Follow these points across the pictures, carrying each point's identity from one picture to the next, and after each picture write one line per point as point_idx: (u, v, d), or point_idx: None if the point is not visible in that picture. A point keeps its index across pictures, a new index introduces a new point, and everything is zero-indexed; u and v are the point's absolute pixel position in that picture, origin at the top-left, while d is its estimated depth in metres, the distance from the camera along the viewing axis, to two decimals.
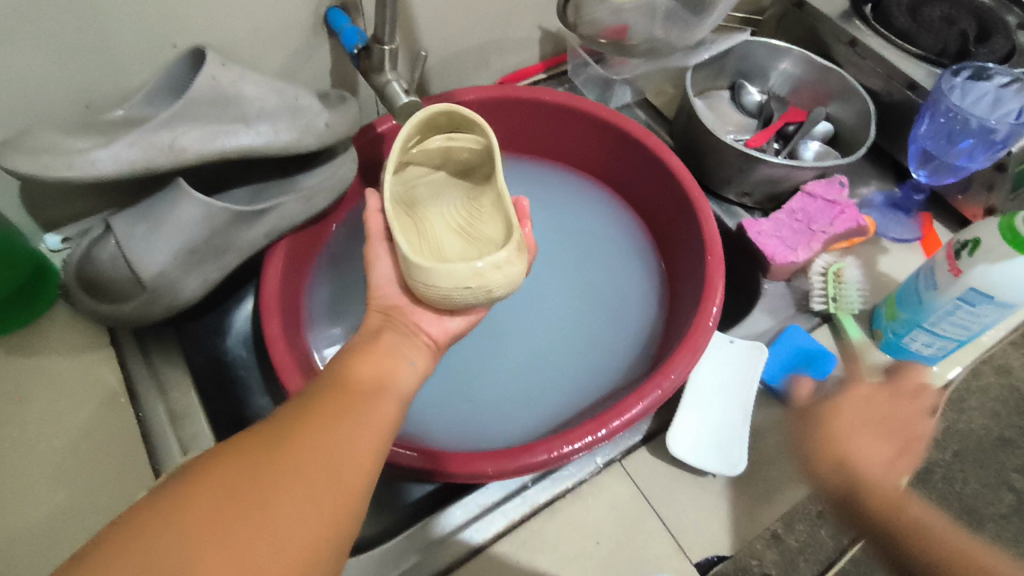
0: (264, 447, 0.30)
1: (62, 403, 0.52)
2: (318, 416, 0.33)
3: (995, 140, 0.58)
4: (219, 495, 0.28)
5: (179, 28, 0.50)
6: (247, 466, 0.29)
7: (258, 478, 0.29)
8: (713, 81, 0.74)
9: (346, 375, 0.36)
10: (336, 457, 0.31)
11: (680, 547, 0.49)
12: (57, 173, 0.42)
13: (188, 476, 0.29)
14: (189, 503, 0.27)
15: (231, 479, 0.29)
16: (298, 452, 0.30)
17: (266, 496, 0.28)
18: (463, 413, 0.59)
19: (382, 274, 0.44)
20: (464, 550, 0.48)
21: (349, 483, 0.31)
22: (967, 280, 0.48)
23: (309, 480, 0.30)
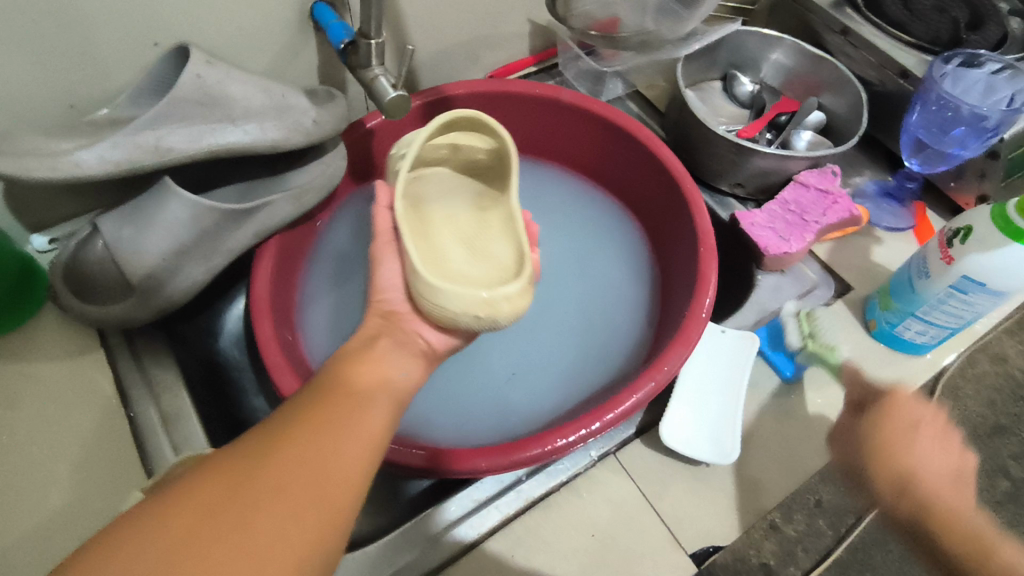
0: (246, 463, 0.30)
1: (52, 407, 0.51)
2: (304, 428, 0.32)
3: (987, 127, 0.59)
4: (199, 514, 0.27)
5: (163, 26, 0.49)
6: (229, 483, 0.29)
7: (239, 497, 0.28)
8: (706, 73, 0.74)
9: (346, 381, 0.36)
10: (322, 472, 0.30)
11: (677, 539, 0.49)
12: (41, 175, 0.42)
13: (169, 494, 0.28)
14: (169, 522, 0.27)
15: (212, 496, 0.28)
16: (281, 467, 0.30)
17: (248, 514, 0.28)
18: (461, 412, 0.59)
19: (388, 276, 0.44)
20: (459, 546, 0.48)
21: (334, 499, 0.30)
22: (959, 268, 0.48)
23: (292, 497, 0.29)
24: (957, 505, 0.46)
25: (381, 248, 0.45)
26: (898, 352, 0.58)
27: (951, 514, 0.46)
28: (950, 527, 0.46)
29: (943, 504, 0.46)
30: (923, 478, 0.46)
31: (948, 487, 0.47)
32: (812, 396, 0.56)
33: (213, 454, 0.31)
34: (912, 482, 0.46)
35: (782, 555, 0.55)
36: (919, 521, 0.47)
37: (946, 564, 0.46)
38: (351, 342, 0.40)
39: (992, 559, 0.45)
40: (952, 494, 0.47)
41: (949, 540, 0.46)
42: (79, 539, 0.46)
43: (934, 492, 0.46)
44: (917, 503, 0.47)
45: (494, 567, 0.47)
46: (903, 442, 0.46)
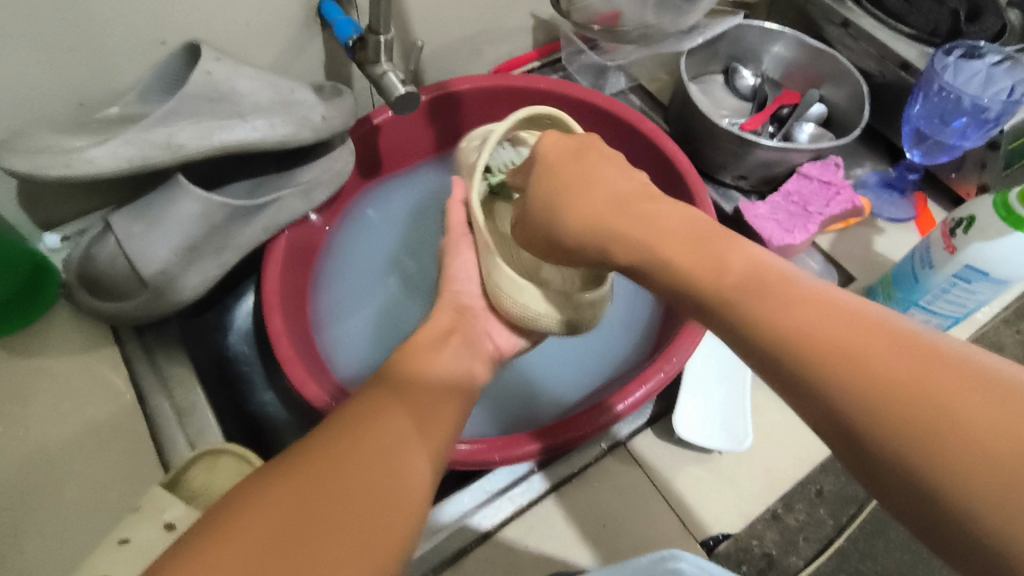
0: (316, 475, 0.28)
1: (68, 403, 0.52)
2: (372, 440, 0.30)
3: (987, 119, 0.59)
4: (272, 532, 0.26)
5: (171, 24, 0.49)
6: (303, 497, 0.27)
7: (314, 516, 0.27)
8: (708, 66, 0.74)
9: (396, 383, 0.35)
10: (393, 488, 0.29)
11: (687, 527, 0.50)
12: (55, 172, 0.42)
13: (233, 510, 0.27)
14: (243, 538, 0.25)
15: (287, 511, 0.26)
16: (351, 482, 0.28)
17: (326, 531, 0.26)
18: (490, 403, 0.60)
19: (462, 268, 0.48)
20: (473, 536, 0.49)
21: (405, 512, 0.29)
22: (962, 258, 0.49)
23: (354, 527, 0.27)
24: (816, 313, 0.27)
25: (456, 240, 0.50)
26: None
27: (856, 356, 0.25)
28: (848, 365, 0.25)
29: (845, 340, 0.26)
30: (749, 297, 0.28)
31: (809, 310, 0.27)
32: None
33: (270, 468, 0.29)
34: (744, 276, 0.29)
35: (783, 545, 0.49)
36: (799, 348, 0.26)
37: (848, 422, 0.25)
38: (426, 337, 0.41)
39: (924, 386, 0.24)
40: (876, 338, 0.25)
41: (846, 354, 0.25)
42: (97, 532, 0.47)
43: (786, 273, 0.29)
44: (769, 322, 0.27)
45: (507, 555, 0.48)
46: (708, 241, 0.31)
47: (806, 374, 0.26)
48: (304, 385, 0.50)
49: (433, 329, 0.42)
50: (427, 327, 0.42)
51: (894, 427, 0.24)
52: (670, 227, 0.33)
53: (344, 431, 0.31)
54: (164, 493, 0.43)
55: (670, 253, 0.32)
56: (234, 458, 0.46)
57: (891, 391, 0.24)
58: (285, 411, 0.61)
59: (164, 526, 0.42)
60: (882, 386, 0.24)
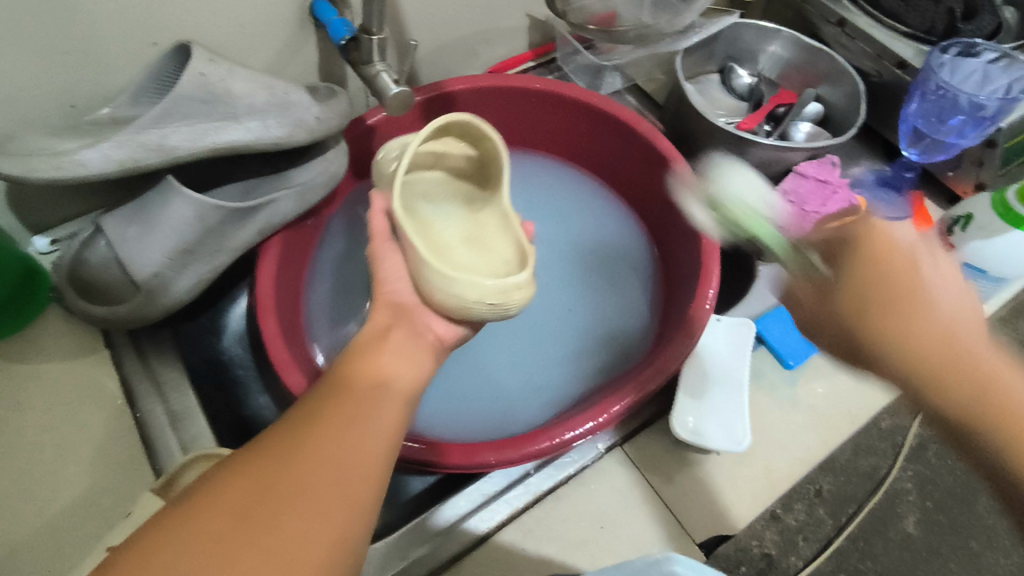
0: (267, 465, 0.29)
1: (59, 408, 0.51)
2: (324, 429, 0.31)
3: (984, 116, 0.59)
4: (224, 519, 0.27)
5: (162, 25, 0.49)
6: (254, 485, 0.28)
7: (265, 502, 0.28)
8: (704, 66, 0.74)
9: (354, 377, 0.35)
10: (345, 471, 0.30)
11: (686, 528, 0.49)
12: (45, 175, 0.42)
13: (188, 501, 0.28)
14: (196, 526, 0.27)
15: (240, 501, 0.28)
16: (301, 469, 0.29)
17: (277, 516, 0.28)
18: (461, 399, 0.59)
19: (392, 271, 0.44)
20: (471, 539, 0.48)
21: (355, 496, 0.30)
22: (961, 256, 0.49)
23: (320, 498, 0.29)
24: (950, 373, 0.42)
25: (378, 247, 0.45)
26: None
27: (996, 407, 0.42)
28: (958, 406, 0.42)
29: (974, 407, 0.42)
30: (928, 320, 0.43)
31: (936, 355, 0.43)
32: (813, 384, 0.57)
33: (227, 462, 0.30)
34: (930, 350, 0.43)
35: (783, 545, 0.50)
36: (923, 371, 0.43)
37: (919, 383, 0.43)
38: (361, 337, 0.39)
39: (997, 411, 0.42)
40: (971, 386, 0.42)
41: (947, 401, 0.43)
42: (89, 540, 0.46)
43: (942, 331, 0.43)
44: (955, 375, 0.42)
45: (503, 559, 0.48)
46: (911, 265, 0.45)
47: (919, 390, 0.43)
48: (299, 390, 0.50)
49: (368, 329, 0.40)
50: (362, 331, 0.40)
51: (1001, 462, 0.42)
52: (923, 336, 0.43)
53: (295, 424, 0.32)
54: (155, 501, 0.43)
55: (865, 315, 0.44)
56: None
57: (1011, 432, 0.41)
58: (279, 412, 0.60)
59: None
60: (957, 382, 0.42)
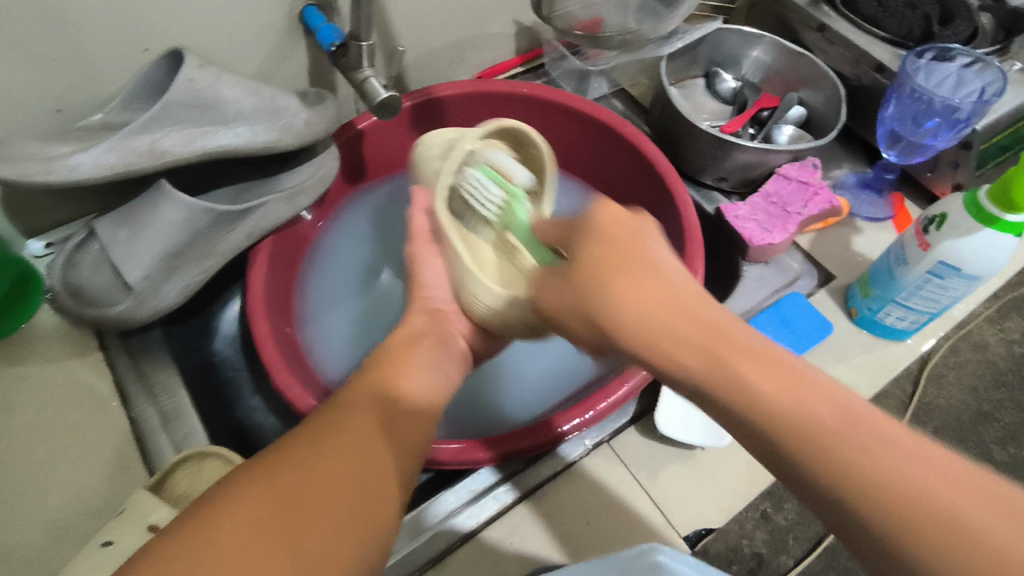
0: (291, 474, 0.30)
1: (51, 410, 0.52)
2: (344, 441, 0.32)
3: (959, 119, 0.60)
4: (248, 526, 0.28)
5: (152, 33, 0.50)
6: (276, 494, 0.29)
7: (288, 510, 0.29)
8: (688, 70, 0.75)
9: (365, 388, 0.36)
10: (364, 486, 0.31)
11: (671, 520, 0.50)
12: (37, 179, 0.43)
13: (208, 508, 0.29)
14: (220, 533, 0.27)
15: (263, 510, 0.28)
16: (323, 480, 0.30)
17: (298, 525, 0.29)
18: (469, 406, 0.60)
19: (431, 275, 0.48)
20: (458, 535, 0.49)
21: (373, 507, 0.31)
22: (935, 254, 0.50)
23: (335, 514, 0.30)
24: (789, 402, 0.30)
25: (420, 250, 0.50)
26: (878, 338, 0.60)
27: (808, 427, 0.29)
28: (734, 394, 0.31)
29: (810, 428, 0.29)
30: (682, 322, 0.33)
31: (698, 325, 0.32)
32: None
33: (249, 465, 0.31)
34: (716, 357, 0.31)
35: (774, 544, 0.54)
36: (760, 412, 0.30)
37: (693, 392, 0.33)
38: (399, 337, 0.42)
39: (831, 451, 0.28)
40: (774, 381, 0.30)
41: (694, 374, 0.32)
42: (80, 539, 0.47)
43: (864, 468, 0.28)
44: (739, 394, 0.31)
45: (491, 554, 0.48)
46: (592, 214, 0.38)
47: (701, 389, 0.32)
48: (289, 389, 0.51)
49: (407, 331, 0.43)
50: (399, 332, 0.43)
51: (847, 512, 0.28)
52: (766, 384, 0.30)
53: (312, 433, 0.32)
54: (146, 498, 0.43)
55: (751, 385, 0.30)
56: (217, 462, 0.46)
57: (874, 491, 0.28)
58: (271, 414, 0.61)
59: (148, 528, 0.42)
60: (912, 508, 0.27)
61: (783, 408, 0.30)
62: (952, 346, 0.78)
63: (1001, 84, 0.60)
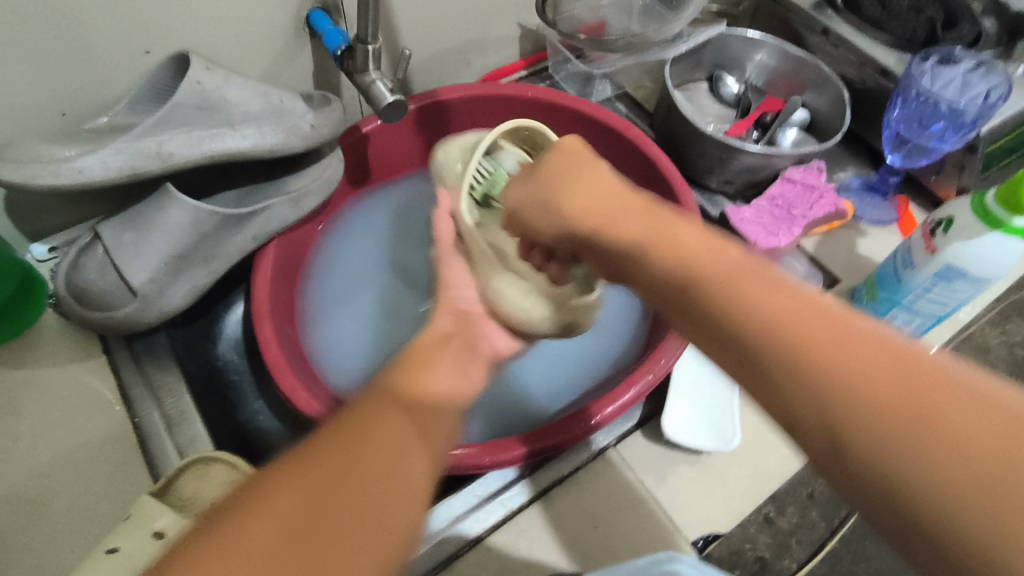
0: (322, 476, 0.28)
1: (55, 414, 0.52)
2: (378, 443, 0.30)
3: (964, 122, 0.60)
4: (277, 533, 0.26)
5: (158, 35, 0.50)
6: (308, 501, 0.27)
7: (321, 518, 0.27)
8: (692, 73, 0.75)
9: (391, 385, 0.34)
10: (395, 490, 0.29)
11: (678, 524, 0.50)
12: (43, 181, 0.42)
13: (234, 517, 0.27)
14: (249, 544, 0.25)
15: (295, 518, 0.27)
16: (356, 485, 0.28)
17: (332, 533, 0.27)
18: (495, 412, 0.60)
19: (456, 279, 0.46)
20: (465, 540, 0.49)
21: (403, 512, 0.29)
22: (943, 257, 0.50)
23: (348, 536, 0.27)
24: (847, 353, 0.26)
25: (443, 253, 0.48)
26: None
27: (866, 379, 0.25)
28: (774, 345, 0.27)
29: (867, 383, 0.25)
30: (721, 270, 0.30)
31: (748, 278, 0.30)
32: None
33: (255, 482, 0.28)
34: (759, 307, 0.28)
35: (776, 547, 0.51)
36: (803, 367, 0.26)
37: (729, 353, 0.29)
38: (427, 338, 0.38)
39: (897, 404, 0.24)
40: (831, 335, 0.26)
41: (734, 327, 0.29)
42: (84, 544, 0.46)
43: (872, 385, 0.25)
44: (739, 316, 0.29)
45: (499, 559, 0.48)
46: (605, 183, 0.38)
47: (740, 349, 0.29)
48: (295, 393, 0.50)
49: (435, 333, 0.39)
50: (425, 334, 0.39)
51: (858, 441, 0.25)
52: (764, 299, 0.28)
53: (341, 430, 0.30)
54: (152, 503, 0.43)
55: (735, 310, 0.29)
56: (223, 466, 0.46)
57: (940, 457, 0.23)
58: (274, 418, 0.61)
59: (154, 534, 0.41)
60: (979, 470, 0.23)
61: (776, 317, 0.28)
62: (954, 349, 0.77)
63: (1005, 87, 0.60)
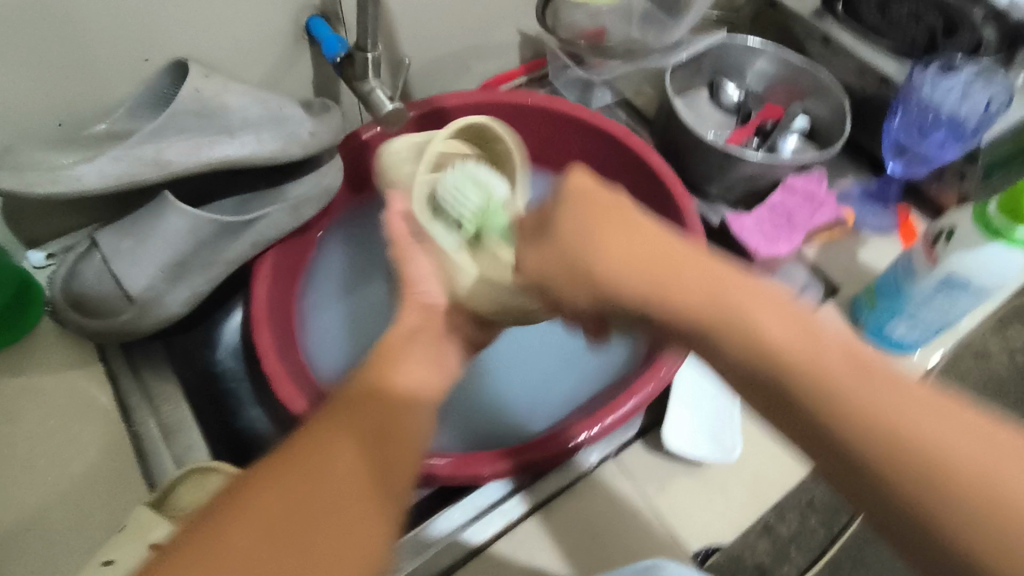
0: (276, 498, 0.28)
1: (51, 422, 0.51)
2: (335, 460, 0.30)
3: (965, 129, 0.62)
4: (236, 557, 0.27)
5: (157, 41, 0.50)
6: (275, 506, 0.28)
7: (298, 514, 0.28)
8: (692, 80, 0.74)
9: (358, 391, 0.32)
10: (353, 508, 0.29)
11: (679, 535, 0.50)
12: (41, 189, 0.42)
13: (197, 534, 0.27)
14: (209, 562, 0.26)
15: (254, 539, 0.27)
16: (308, 507, 0.29)
17: (284, 554, 0.27)
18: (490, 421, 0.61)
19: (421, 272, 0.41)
20: (465, 550, 0.49)
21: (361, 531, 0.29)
22: (944, 267, 0.50)
23: (339, 516, 0.29)
24: (891, 408, 0.28)
25: None
26: (885, 350, 0.60)
27: (932, 457, 0.27)
28: (822, 392, 0.29)
29: (914, 435, 0.28)
30: (766, 318, 0.31)
31: (778, 327, 0.31)
32: None
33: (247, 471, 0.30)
34: (804, 359, 0.30)
35: (776, 555, 0.56)
36: (849, 416, 0.29)
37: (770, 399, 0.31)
38: None
39: (941, 455, 0.27)
40: (876, 390, 0.29)
41: (784, 379, 0.30)
42: (81, 554, 0.46)
43: (876, 412, 0.28)
44: (755, 350, 0.31)
45: (498, 570, 0.48)
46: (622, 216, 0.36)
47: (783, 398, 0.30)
48: (294, 402, 0.50)
49: (403, 328, 0.37)
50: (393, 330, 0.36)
51: (867, 468, 0.28)
52: (779, 340, 0.31)
53: (303, 446, 0.30)
54: (149, 515, 0.43)
55: (748, 349, 0.31)
56: (221, 476, 0.46)
57: (981, 509, 0.26)
58: (273, 426, 0.60)
59: (150, 546, 0.41)
60: (1009, 523, 0.26)
61: (786, 353, 0.30)
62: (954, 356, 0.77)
63: (1006, 96, 0.60)
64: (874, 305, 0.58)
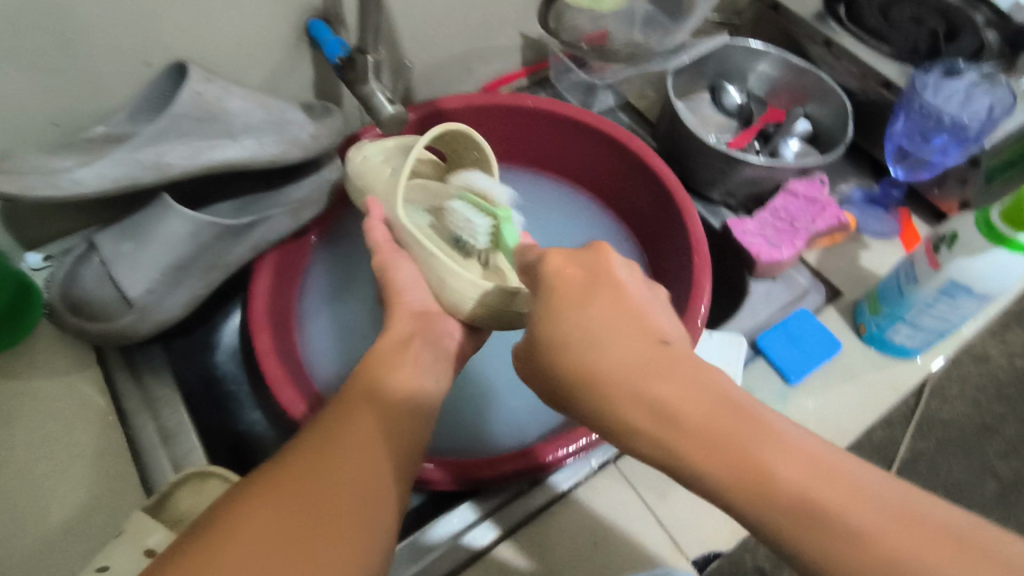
0: (290, 481, 0.30)
1: (49, 426, 0.51)
2: (340, 449, 0.32)
3: (968, 136, 0.61)
4: (245, 547, 0.28)
5: (158, 44, 0.49)
6: (277, 515, 0.29)
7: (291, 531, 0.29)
8: (694, 83, 0.75)
9: (363, 391, 0.35)
10: (353, 505, 0.30)
11: (680, 542, 0.50)
12: (39, 193, 0.42)
13: (220, 516, 0.29)
14: (231, 536, 0.28)
15: (275, 518, 0.29)
16: (316, 501, 0.30)
17: (301, 535, 0.28)
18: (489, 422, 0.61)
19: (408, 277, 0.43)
20: (464, 555, 0.48)
21: (370, 512, 0.31)
22: (946, 273, 0.49)
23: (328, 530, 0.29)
24: (739, 437, 0.28)
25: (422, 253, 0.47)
26: (887, 355, 0.59)
27: (823, 512, 0.26)
28: (757, 486, 0.27)
29: (847, 524, 0.26)
30: (699, 401, 0.29)
31: (698, 405, 0.29)
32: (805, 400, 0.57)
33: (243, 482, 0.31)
34: (734, 444, 0.28)
35: None
36: (777, 506, 0.27)
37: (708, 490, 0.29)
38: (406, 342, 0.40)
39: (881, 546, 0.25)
40: (800, 468, 0.27)
41: (710, 480, 0.28)
42: (78, 558, 0.46)
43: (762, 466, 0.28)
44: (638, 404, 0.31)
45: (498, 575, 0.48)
46: (605, 278, 0.34)
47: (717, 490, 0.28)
48: (293, 406, 0.50)
49: (394, 336, 0.39)
50: (384, 338, 0.39)
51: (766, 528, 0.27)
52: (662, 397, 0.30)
53: (312, 442, 0.32)
54: (146, 520, 0.42)
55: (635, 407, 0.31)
56: (220, 481, 0.45)
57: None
58: (272, 429, 0.60)
59: (147, 551, 0.41)
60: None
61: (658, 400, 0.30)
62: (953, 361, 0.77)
63: (1010, 102, 0.60)
64: (875, 309, 0.58)
